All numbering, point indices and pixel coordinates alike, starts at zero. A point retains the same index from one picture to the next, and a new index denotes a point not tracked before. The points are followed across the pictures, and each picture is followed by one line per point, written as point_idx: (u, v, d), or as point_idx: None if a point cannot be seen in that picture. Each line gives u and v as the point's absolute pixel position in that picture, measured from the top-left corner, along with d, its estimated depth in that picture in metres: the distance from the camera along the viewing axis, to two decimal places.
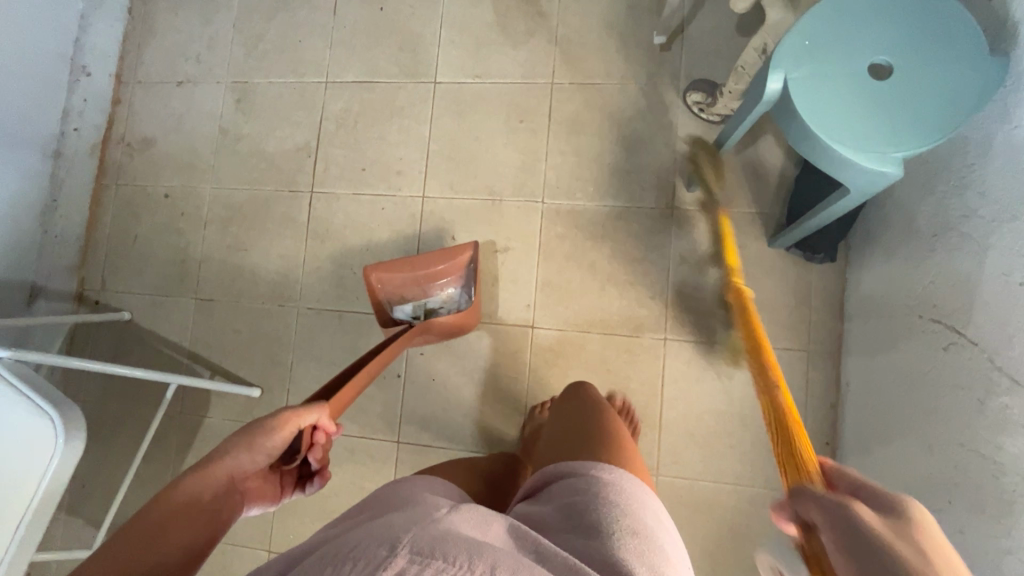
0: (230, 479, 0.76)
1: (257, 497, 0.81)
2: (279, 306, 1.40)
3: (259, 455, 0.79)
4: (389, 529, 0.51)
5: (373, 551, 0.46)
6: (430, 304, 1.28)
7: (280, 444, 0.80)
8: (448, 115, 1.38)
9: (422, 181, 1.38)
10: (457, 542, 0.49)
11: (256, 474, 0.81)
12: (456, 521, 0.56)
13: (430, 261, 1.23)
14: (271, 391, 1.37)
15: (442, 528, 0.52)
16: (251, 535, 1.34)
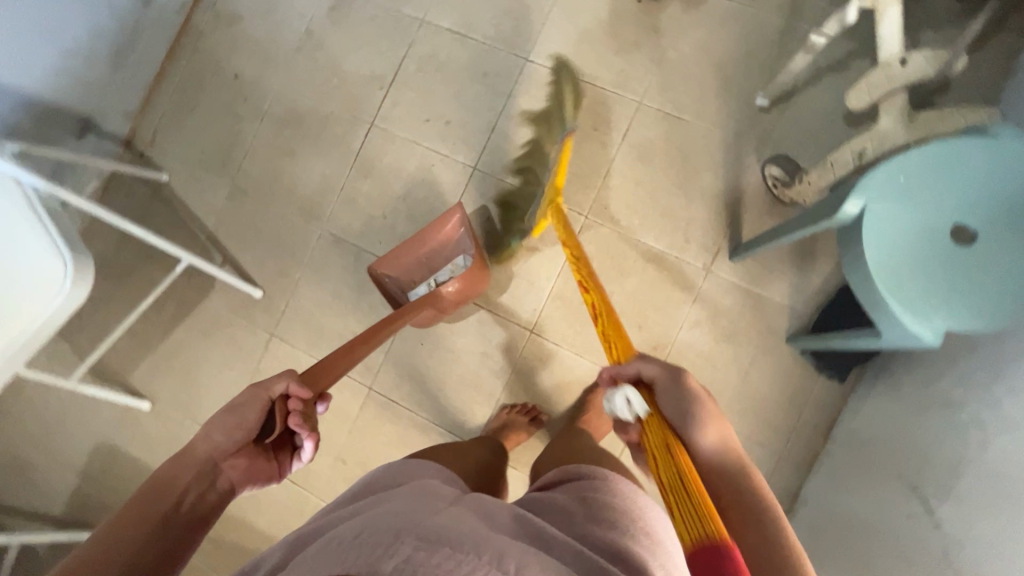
0: (204, 465, 0.65)
1: (250, 480, 0.68)
2: (305, 222, 1.42)
3: (234, 433, 0.67)
4: (387, 518, 0.50)
5: (372, 546, 0.45)
6: (440, 279, 1.26)
7: (251, 420, 0.67)
8: (527, 97, 1.34)
9: (479, 152, 1.36)
10: (465, 536, 0.48)
11: (239, 454, 0.67)
12: (462, 512, 0.55)
13: (425, 236, 1.20)
14: (272, 298, 1.41)
15: (447, 518, 0.51)
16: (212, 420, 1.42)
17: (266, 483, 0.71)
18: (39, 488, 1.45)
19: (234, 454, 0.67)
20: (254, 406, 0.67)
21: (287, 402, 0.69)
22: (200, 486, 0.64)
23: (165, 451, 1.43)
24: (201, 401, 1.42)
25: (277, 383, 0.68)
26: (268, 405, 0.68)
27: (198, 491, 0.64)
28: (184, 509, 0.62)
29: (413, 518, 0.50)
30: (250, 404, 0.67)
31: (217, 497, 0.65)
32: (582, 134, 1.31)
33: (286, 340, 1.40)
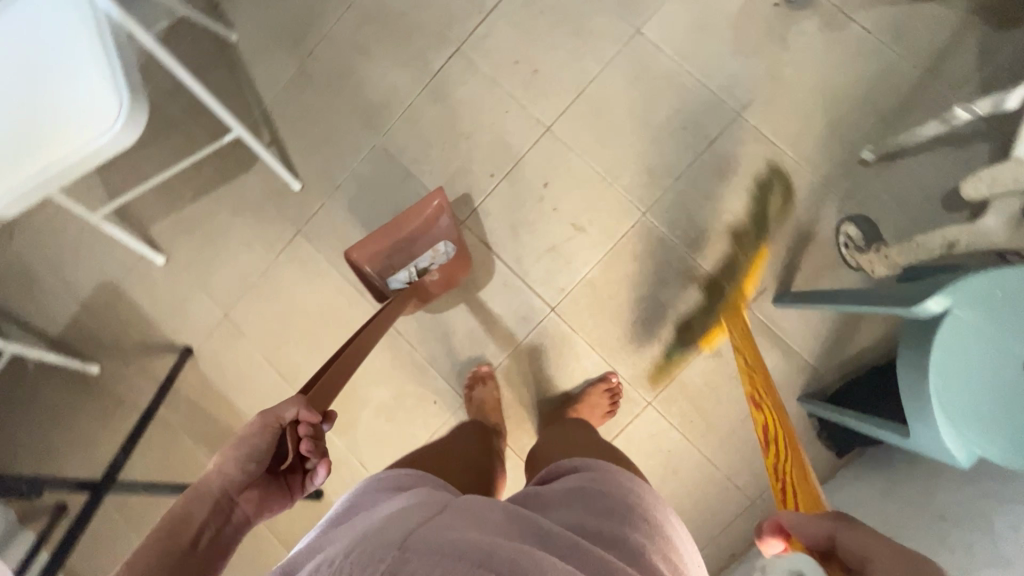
0: (223, 498, 0.68)
1: (261, 509, 0.72)
2: (363, 129, 1.37)
3: (247, 464, 0.70)
4: (377, 529, 0.53)
5: (364, 556, 0.48)
6: (421, 265, 1.23)
7: (261, 448, 0.70)
8: (625, 71, 1.26)
9: (557, 114, 1.29)
10: (455, 537, 0.52)
11: (250, 486, 0.71)
12: (451, 516, 0.59)
13: (401, 225, 1.18)
14: (309, 195, 1.39)
15: (437, 523, 0.55)
16: (221, 294, 1.42)
17: (278, 509, 0.74)
18: (41, 304, 1.48)
19: (248, 486, 0.70)
20: (263, 434, 0.71)
21: (296, 429, 0.72)
22: (219, 518, 0.67)
23: (166, 309, 1.44)
24: (214, 273, 1.43)
25: (286, 409, 0.71)
26: (276, 432, 0.72)
27: (217, 526, 0.67)
28: (203, 545, 0.64)
29: (402, 524, 0.53)
30: (258, 431, 0.70)
31: (235, 529, 0.68)
32: (667, 129, 1.24)
33: (310, 240, 1.39)
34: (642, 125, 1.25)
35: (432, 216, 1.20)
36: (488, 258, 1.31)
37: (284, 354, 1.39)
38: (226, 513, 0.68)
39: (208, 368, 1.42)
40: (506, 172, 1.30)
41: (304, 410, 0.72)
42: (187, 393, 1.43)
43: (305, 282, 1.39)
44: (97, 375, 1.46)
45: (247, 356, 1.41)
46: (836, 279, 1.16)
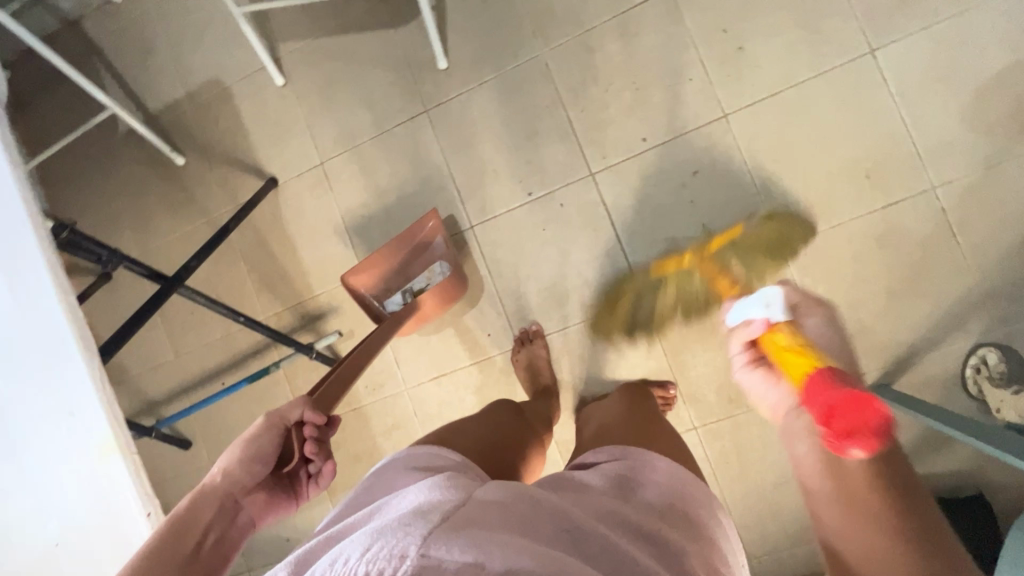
0: (228, 498, 0.63)
1: (265, 511, 0.67)
2: (532, 34, 1.25)
3: (253, 464, 0.65)
4: (398, 525, 0.48)
5: (380, 562, 0.43)
6: (416, 286, 1.27)
7: (269, 448, 0.66)
8: (833, 91, 1.12)
9: (740, 105, 1.16)
10: (474, 539, 0.46)
11: (257, 488, 0.66)
12: (475, 509, 0.53)
13: (401, 243, 1.23)
14: (449, 79, 1.29)
15: (457, 521, 0.49)
16: (324, 142, 1.37)
17: (286, 510, 0.70)
18: (150, 76, 1.44)
19: (253, 488, 0.66)
20: (269, 435, 0.66)
21: (300, 430, 0.68)
22: (223, 521, 0.62)
23: (266, 132, 1.39)
24: (325, 117, 1.36)
25: (291, 409, 0.67)
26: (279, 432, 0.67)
27: (221, 528, 0.62)
28: (205, 550, 0.59)
29: (419, 526, 0.48)
30: (260, 432, 0.66)
31: (240, 533, 0.64)
32: (845, 171, 1.12)
33: (433, 126, 1.31)
34: (823, 155, 1.13)
35: (426, 237, 1.25)
36: (601, 220, 1.23)
37: (363, 226, 1.35)
38: (229, 514, 0.63)
39: (285, 207, 1.39)
40: (659, 142, 1.20)
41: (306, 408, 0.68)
42: (258, 222, 1.41)
43: (411, 165, 1.32)
44: (179, 168, 1.43)
45: (327, 213, 1.37)
46: (940, 395, 1.09)
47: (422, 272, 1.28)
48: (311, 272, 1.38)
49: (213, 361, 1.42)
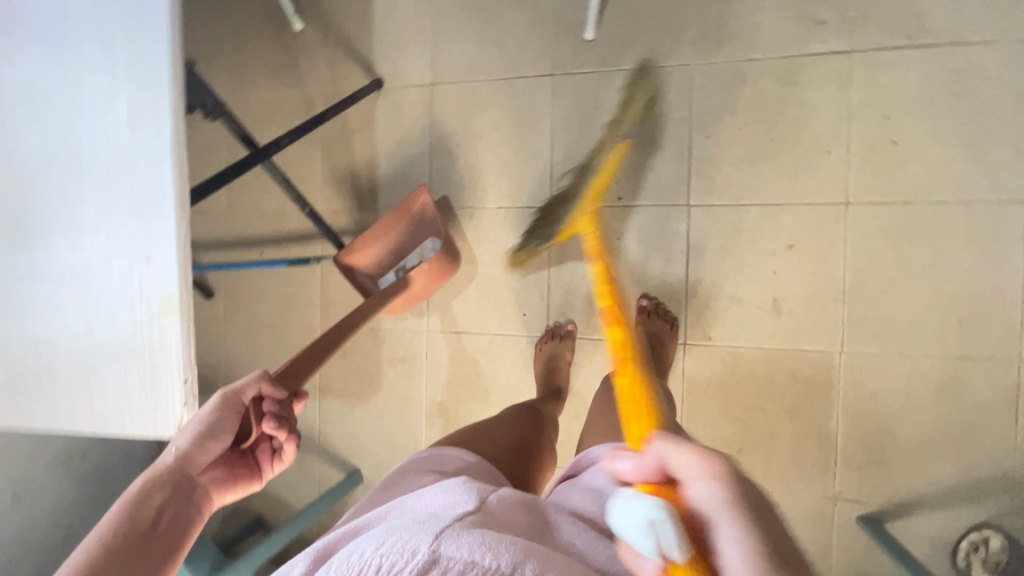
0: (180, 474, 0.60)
1: (224, 488, 0.65)
2: (690, 41, 1.17)
3: (207, 443, 0.63)
4: (412, 524, 0.51)
5: (391, 556, 0.46)
6: (409, 263, 1.24)
7: (223, 426, 0.63)
8: (965, 225, 1.05)
9: (866, 200, 1.10)
10: (485, 540, 0.48)
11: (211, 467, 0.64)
12: (493, 513, 0.55)
13: (398, 218, 1.22)
14: (590, 53, 1.23)
15: (471, 522, 0.52)
16: (441, 64, 1.32)
17: (247, 488, 0.68)
18: None
19: (209, 464, 0.63)
20: (223, 414, 0.63)
21: (259, 406, 0.65)
22: (176, 500, 0.60)
23: (390, 31, 1.34)
24: (452, 40, 1.31)
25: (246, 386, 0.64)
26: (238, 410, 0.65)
27: (177, 506, 0.60)
28: (157, 532, 0.57)
29: (432, 525, 0.50)
30: (216, 408, 0.63)
31: (196, 511, 0.62)
32: (939, 308, 1.07)
33: (553, 93, 1.26)
34: (925, 283, 1.07)
35: (422, 214, 1.23)
36: (678, 253, 1.20)
37: (446, 163, 1.33)
38: (181, 494, 0.61)
39: (381, 112, 1.36)
40: (768, 202, 1.15)
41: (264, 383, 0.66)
42: (350, 117, 1.38)
43: (516, 123, 1.28)
44: (294, 33, 1.40)
45: (418, 135, 1.34)
46: (924, 551, 1.09)
47: (416, 250, 1.25)
48: (381, 185, 1.37)
49: (260, 230, 1.44)
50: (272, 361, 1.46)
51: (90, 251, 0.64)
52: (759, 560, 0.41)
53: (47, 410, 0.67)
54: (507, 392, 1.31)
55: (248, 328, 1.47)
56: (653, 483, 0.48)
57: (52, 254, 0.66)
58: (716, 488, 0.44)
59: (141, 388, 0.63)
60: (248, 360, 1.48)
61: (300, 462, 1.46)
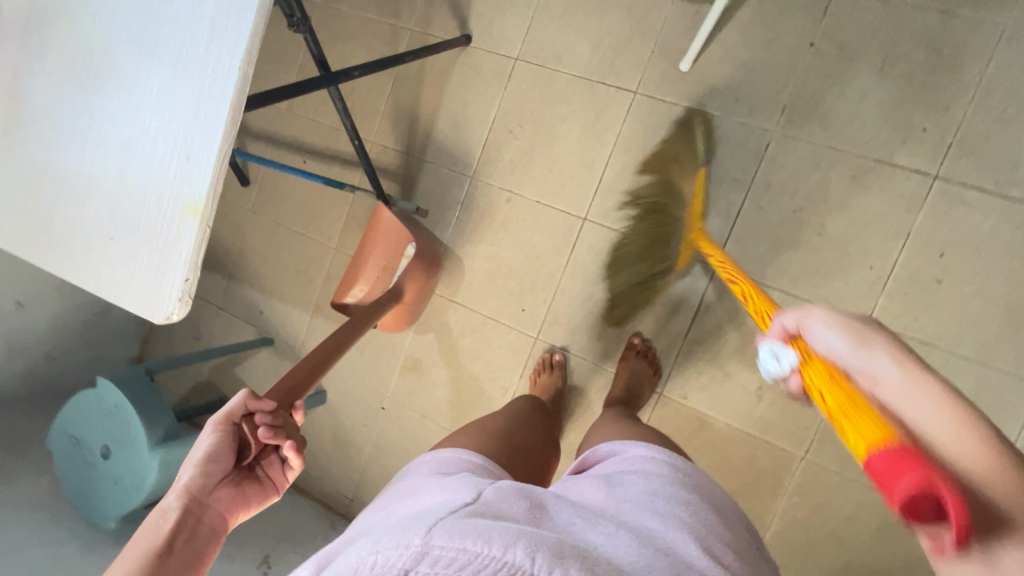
0: (191, 499, 0.65)
1: (235, 508, 0.69)
2: (780, 107, 1.14)
3: (209, 468, 0.66)
4: (407, 524, 0.57)
5: (386, 552, 0.52)
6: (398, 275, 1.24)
7: (221, 451, 0.67)
8: (973, 385, 1.03)
9: (887, 325, 1.08)
10: (473, 529, 0.54)
11: (221, 492, 0.68)
12: (487, 506, 0.61)
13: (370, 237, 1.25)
14: (678, 84, 1.20)
15: (463, 514, 0.58)
16: (532, 43, 1.30)
17: (262, 500, 0.72)
18: None
19: (217, 486, 0.67)
20: (220, 440, 0.67)
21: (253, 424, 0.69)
22: (187, 525, 0.64)
23: None
24: (551, 22, 1.29)
25: (234, 408, 0.68)
26: (232, 429, 0.69)
27: (192, 527, 0.65)
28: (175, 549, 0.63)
29: (426, 521, 0.56)
30: (212, 435, 0.67)
31: (212, 531, 0.66)
32: None
33: (628, 110, 1.23)
34: None
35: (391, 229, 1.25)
36: (687, 307, 1.20)
37: (504, 140, 1.33)
38: (195, 521, 0.65)
39: (458, 67, 1.36)
40: (792, 291, 1.13)
41: (251, 399, 0.69)
42: (428, 62, 1.38)
43: (582, 126, 1.27)
44: None
45: (486, 103, 1.34)
46: None
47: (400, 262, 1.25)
48: (436, 139, 1.38)
49: (309, 140, 1.46)
50: (281, 264, 1.52)
51: (140, 132, 0.67)
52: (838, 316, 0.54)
53: (65, 257, 0.71)
54: (482, 373, 1.35)
55: (269, 226, 1.52)
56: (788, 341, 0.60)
57: (109, 121, 0.69)
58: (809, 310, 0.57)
59: (144, 271, 0.67)
60: (260, 255, 1.54)
61: (275, 364, 1.53)
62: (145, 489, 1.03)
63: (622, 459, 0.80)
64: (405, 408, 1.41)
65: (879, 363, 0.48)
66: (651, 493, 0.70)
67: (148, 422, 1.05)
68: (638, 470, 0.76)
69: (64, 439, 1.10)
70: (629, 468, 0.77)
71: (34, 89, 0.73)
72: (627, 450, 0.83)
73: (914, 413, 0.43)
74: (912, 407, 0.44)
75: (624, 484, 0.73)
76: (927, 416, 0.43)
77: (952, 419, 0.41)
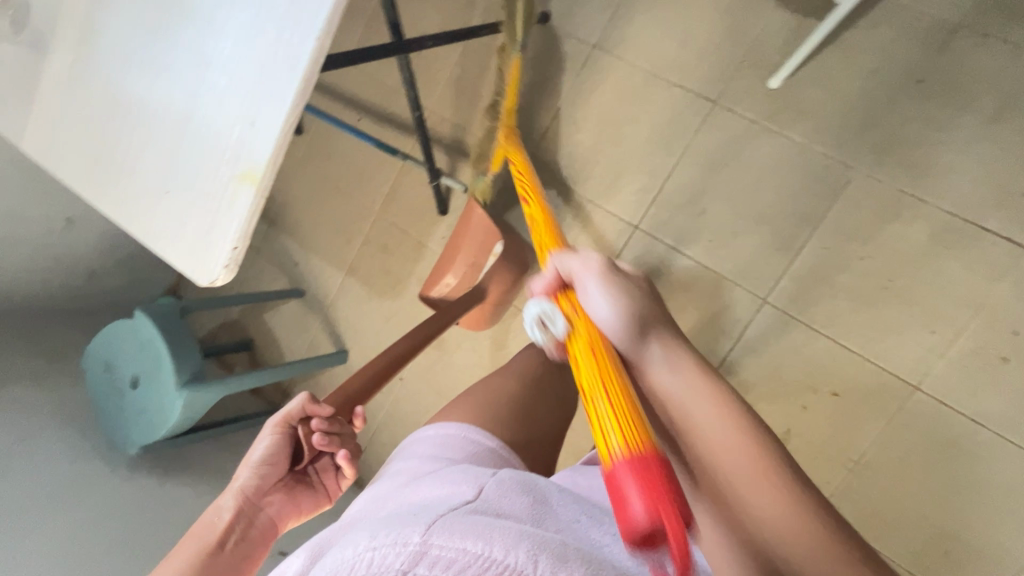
0: (246, 500, 0.71)
1: (287, 508, 0.75)
2: (868, 145, 1.06)
3: (264, 469, 0.73)
4: (405, 519, 0.56)
5: (383, 550, 0.51)
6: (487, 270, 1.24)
7: (277, 452, 0.74)
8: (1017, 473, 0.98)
9: (938, 394, 1.02)
10: (473, 528, 0.53)
11: (273, 493, 0.74)
12: (487, 502, 0.61)
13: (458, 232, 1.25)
14: (762, 100, 1.12)
15: (464, 511, 0.58)
16: (613, 33, 1.23)
17: (309, 504, 0.78)
18: None
19: (271, 487, 0.74)
20: (277, 443, 0.74)
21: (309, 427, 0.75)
22: (241, 522, 0.71)
23: None
24: (637, 13, 1.20)
25: (293, 410, 0.74)
26: (287, 432, 0.74)
27: (245, 526, 0.71)
28: (228, 546, 0.69)
29: (426, 518, 0.55)
30: (271, 437, 0.74)
31: (263, 530, 0.73)
32: (933, 529, 1.03)
33: (703, 120, 1.16)
34: (936, 500, 1.02)
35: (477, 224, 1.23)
36: (726, 336, 1.16)
37: (566, 131, 1.28)
38: (249, 518, 0.72)
39: (532, 46, 1.29)
40: (842, 341, 1.08)
41: (308, 403, 0.74)
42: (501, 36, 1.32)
43: (651, 130, 1.20)
44: None
45: (554, 89, 1.28)
46: None
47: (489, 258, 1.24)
48: None
49: (368, 98, 1.43)
50: (323, 219, 1.51)
51: (207, 87, 0.65)
52: (608, 275, 0.55)
53: (119, 201, 0.71)
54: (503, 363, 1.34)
55: (316, 179, 1.51)
56: (554, 295, 0.57)
57: (178, 69, 0.67)
58: (583, 261, 0.56)
59: (194, 231, 0.66)
60: (304, 206, 1.53)
61: (303, 316, 1.55)
62: (169, 424, 1.06)
63: None
64: (421, 382, 1.42)
65: (649, 348, 0.52)
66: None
67: (178, 361, 1.07)
68: None
69: (97, 362, 1.13)
70: None
71: (108, 23, 0.72)
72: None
73: (688, 401, 0.50)
74: (689, 401, 0.50)
75: None
76: (705, 420, 0.49)
77: (713, 411, 0.49)
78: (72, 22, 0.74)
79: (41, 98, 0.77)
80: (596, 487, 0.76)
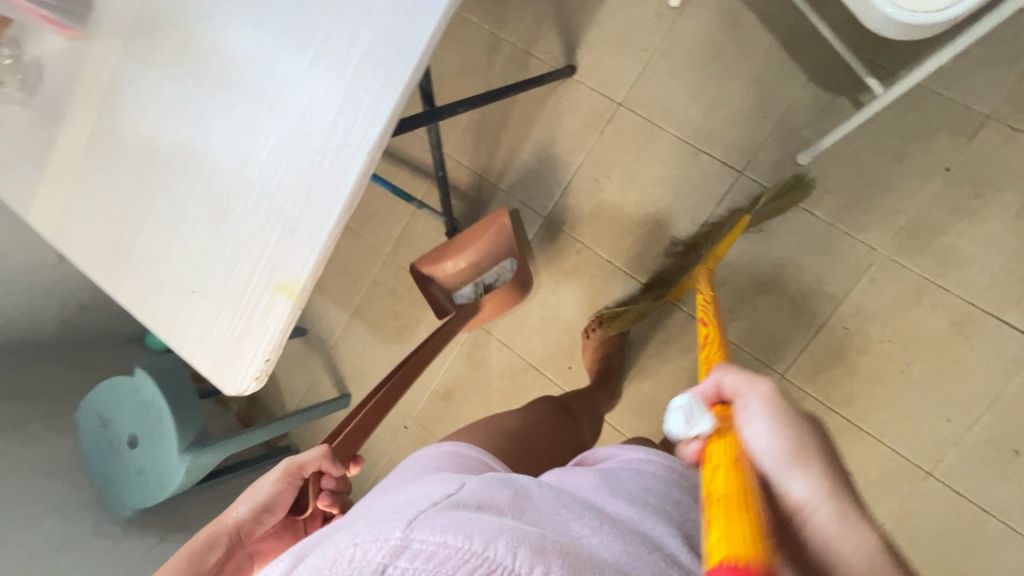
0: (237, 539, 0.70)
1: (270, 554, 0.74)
2: (894, 231, 1.06)
3: (265, 514, 0.72)
4: (388, 516, 0.47)
5: (365, 545, 0.42)
6: (486, 280, 1.25)
7: (281, 499, 0.73)
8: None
9: (948, 483, 1.03)
10: (457, 520, 0.44)
11: (260, 537, 0.73)
12: (470, 493, 0.51)
13: (476, 235, 1.19)
14: (788, 175, 1.11)
15: (446, 504, 0.48)
16: (639, 94, 1.20)
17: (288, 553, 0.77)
18: None
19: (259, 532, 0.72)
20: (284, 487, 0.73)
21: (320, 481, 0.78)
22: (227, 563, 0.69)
23: (612, 29, 1.22)
24: (666, 77, 1.19)
25: (309, 462, 0.75)
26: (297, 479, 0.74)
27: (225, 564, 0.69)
28: None
29: (405, 513, 0.46)
30: (278, 479, 0.73)
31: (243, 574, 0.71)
32: None
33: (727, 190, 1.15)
34: None
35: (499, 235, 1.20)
36: None
37: (586, 187, 1.25)
38: (235, 556, 0.70)
39: (554, 99, 1.26)
40: (857, 423, 1.08)
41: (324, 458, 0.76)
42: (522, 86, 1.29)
43: (674, 194, 1.19)
44: None
45: (577, 144, 1.25)
46: None
47: (493, 268, 1.25)
48: (514, 169, 1.30)
49: None
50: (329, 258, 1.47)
51: (244, 185, 0.62)
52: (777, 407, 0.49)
53: (137, 294, 0.66)
54: None
55: None
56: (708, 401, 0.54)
57: (211, 161, 0.63)
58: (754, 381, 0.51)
59: (223, 337, 0.62)
60: None
61: (304, 354, 1.51)
62: (170, 488, 1.02)
63: (624, 459, 0.67)
64: (427, 431, 1.40)
65: (796, 476, 0.47)
66: (635, 491, 0.59)
67: (182, 423, 1.02)
68: (637, 467, 0.65)
69: (93, 418, 1.08)
70: (632, 467, 0.65)
71: (129, 99, 0.67)
72: (625, 453, 0.68)
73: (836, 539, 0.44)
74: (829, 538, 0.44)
75: (621, 478, 0.62)
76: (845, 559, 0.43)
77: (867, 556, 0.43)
78: (89, 90, 0.69)
79: (49, 166, 0.71)
80: (582, 483, 0.61)
